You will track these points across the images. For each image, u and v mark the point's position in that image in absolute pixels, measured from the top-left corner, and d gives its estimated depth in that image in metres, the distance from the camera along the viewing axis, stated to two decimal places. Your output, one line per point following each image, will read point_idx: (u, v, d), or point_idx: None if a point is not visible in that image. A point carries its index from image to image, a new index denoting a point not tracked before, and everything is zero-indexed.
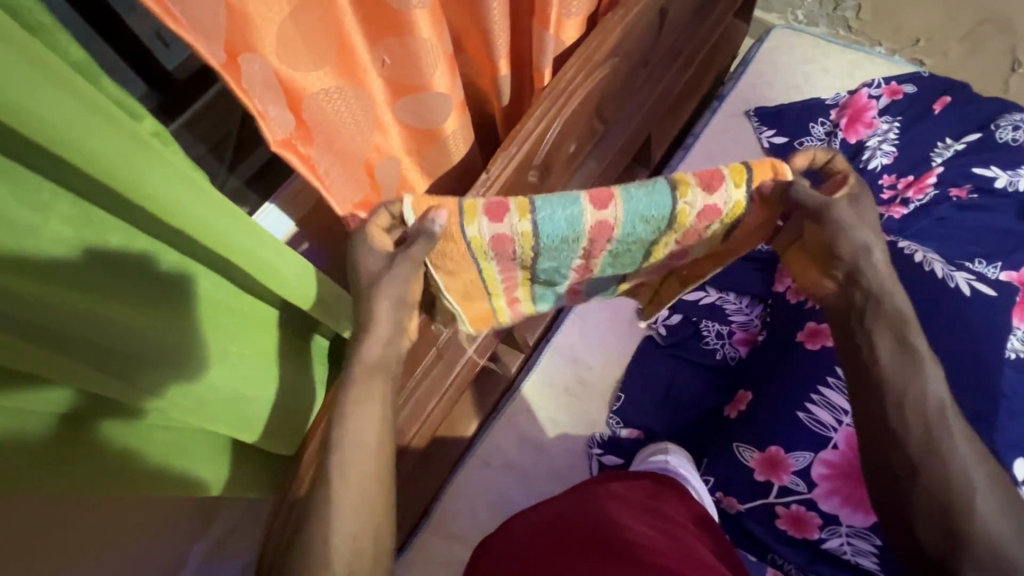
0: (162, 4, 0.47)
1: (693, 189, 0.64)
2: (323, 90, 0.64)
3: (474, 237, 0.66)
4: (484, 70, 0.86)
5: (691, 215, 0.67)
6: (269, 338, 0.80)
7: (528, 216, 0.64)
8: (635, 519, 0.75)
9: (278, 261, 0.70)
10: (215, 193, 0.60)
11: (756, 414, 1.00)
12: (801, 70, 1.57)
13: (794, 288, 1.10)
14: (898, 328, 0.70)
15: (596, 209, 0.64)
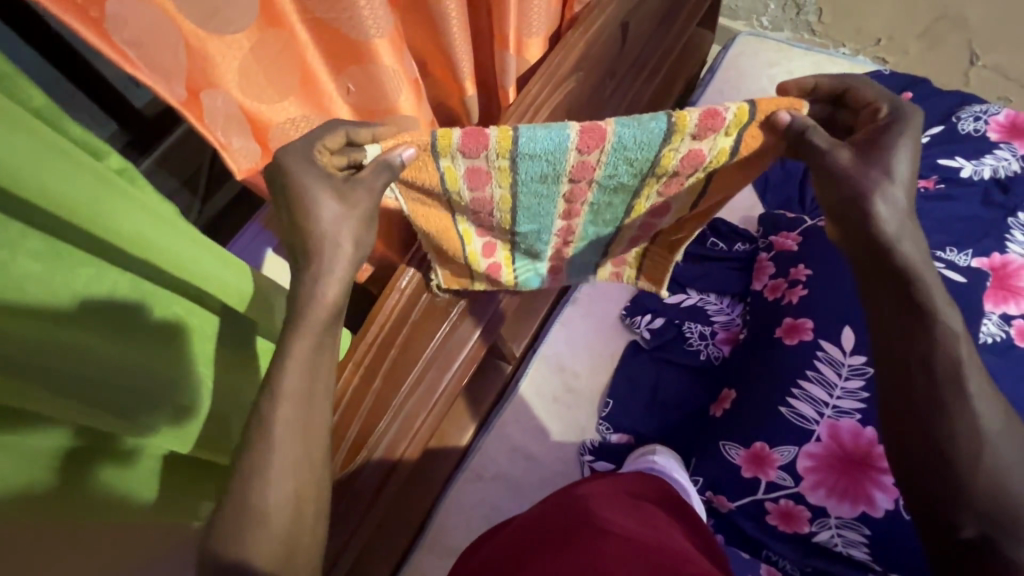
0: (116, 47, 0.51)
1: (685, 136, 0.63)
2: (289, 120, 0.67)
3: (447, 166, 0.67)
4: (451, 91, 0.89)
5: (675, 159, 0.68)
6: (250, 364, 0.81)
7: (509, 147, 0.64)
8: (619, 515, 0.76)
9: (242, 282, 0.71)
10: (179, 223, 0.61)
11: (741, 412, 1.01)
12: (767, 74, 1.61)
13: (771, 286, 1.12)
14: (908, 280, 0.64)
15: (584, 147, 0.64)
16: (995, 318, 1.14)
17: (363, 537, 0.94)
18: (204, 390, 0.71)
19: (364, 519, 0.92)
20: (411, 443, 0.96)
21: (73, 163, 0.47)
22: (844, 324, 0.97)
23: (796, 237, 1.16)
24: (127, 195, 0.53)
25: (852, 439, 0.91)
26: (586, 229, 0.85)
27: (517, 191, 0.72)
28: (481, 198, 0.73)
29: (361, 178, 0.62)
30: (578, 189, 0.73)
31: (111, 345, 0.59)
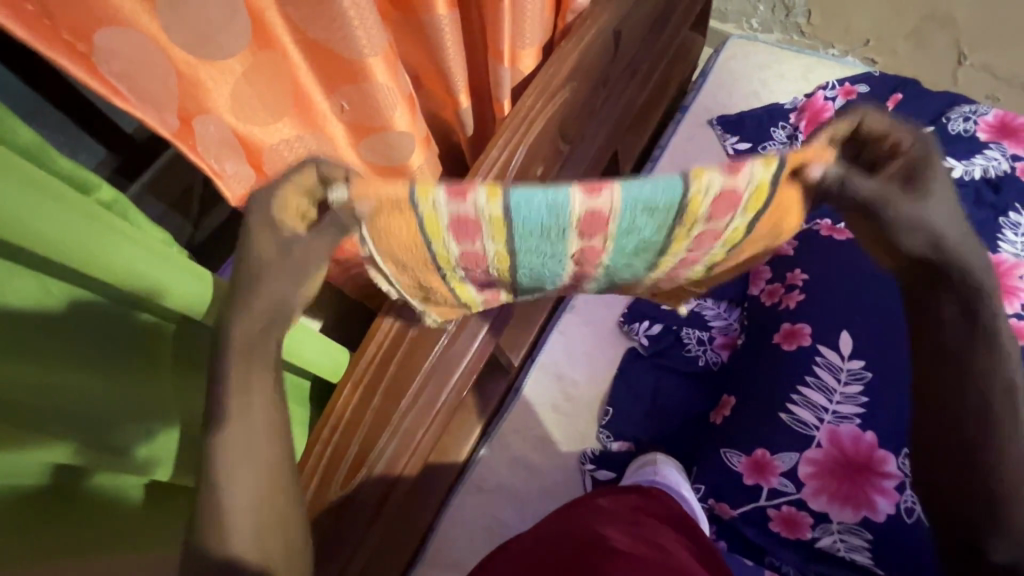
0: (108, 85, 0.51)
1: (709, 172, 0.55)
2: (283, 141, 0.67)
3: (430, 217, 0.59)
4: (446, 104, 0.88)
5: (705, 205, 0.58)
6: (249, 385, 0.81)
7: (499, 198, 0.57)
8: (617, 528, 0.77)
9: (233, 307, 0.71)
10: (168, 252, 0.61)
11: (740, 419, 1.02)
12: (758, 77, 1.62)
13: (768, 291, 1.12)
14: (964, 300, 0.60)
15: (588, 197, 0.58)
16: None
17: (363, 557, 0.93)
18: (186, 409, 0.73)
19: (363, 538, 0.91)
20: (410, 460, 0.94)
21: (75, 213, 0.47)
22: (843, 329, 0.97)
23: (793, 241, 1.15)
24: (125, 234, 0.53)
25: (853, 445, 0.91)
26: (607, 277, 0.77)
27: (514, 245, 0.65)
28: (473, 253, 0.67)
29: (317, 225, 0.56)
30: (587, 242, 0.65)
31: (94, 377, 0.61)
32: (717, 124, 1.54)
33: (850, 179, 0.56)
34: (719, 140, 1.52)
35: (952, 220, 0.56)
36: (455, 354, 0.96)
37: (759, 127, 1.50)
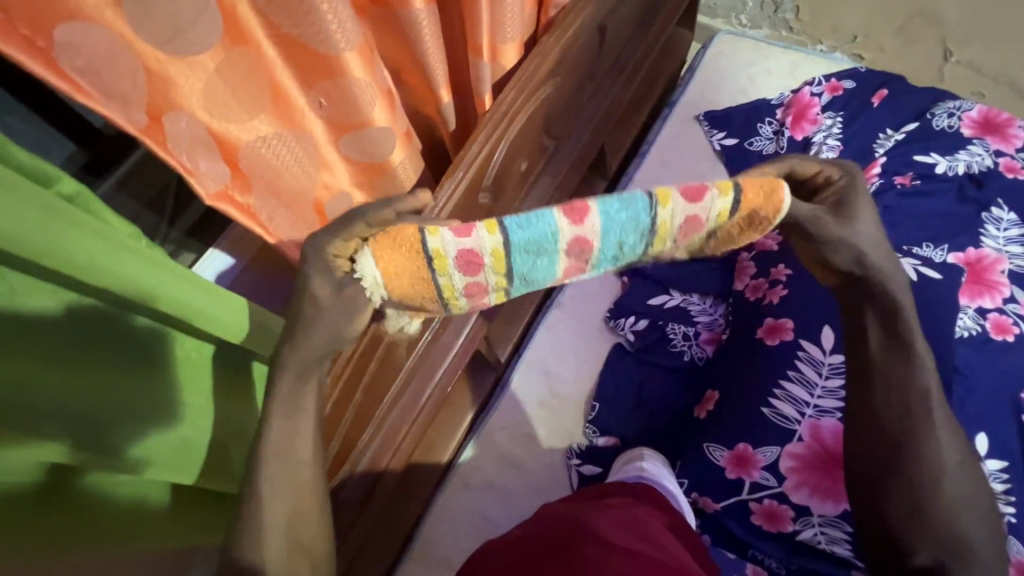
0: (67, 80, 0.51)
1: (671, 199, 0.60)
2: (260, 138, 0.66)
3: (445, 284, 0.65)
4: (427, 99, 0.88)
5: (674, 227, 0.61)
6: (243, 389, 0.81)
7: (497, 230, 0.61)
8: (599, 517, 0.79)
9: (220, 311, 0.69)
10: (139, 250, 0.59)
11: (724, 413, 1.02)
12: (745, 74, 1.62)
13: (753, 286, 1.14)
14: (886, 317, 0.74)
15: (573, 222, 0.60)
16: (970, 313, 1.16)
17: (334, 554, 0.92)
18: (189, 415, 0.72)
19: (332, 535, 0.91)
20: (386, 458, 0.95)
21: (58, 215, 0.49)
22: (824, 324, 0.98)
23: None
24: (103, 233, 0.54)
25: (834, 439, 0.92)
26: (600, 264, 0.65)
27: (512, 271, 0.65)
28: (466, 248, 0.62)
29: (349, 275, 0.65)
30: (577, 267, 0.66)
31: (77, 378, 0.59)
32: (704, 120, 1.54)
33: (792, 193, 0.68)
34: (706, 136, 1.53)
35: (879, 239, 0.70)
36: (437, 355, 0.98)
37: (746, 122, 1.50)
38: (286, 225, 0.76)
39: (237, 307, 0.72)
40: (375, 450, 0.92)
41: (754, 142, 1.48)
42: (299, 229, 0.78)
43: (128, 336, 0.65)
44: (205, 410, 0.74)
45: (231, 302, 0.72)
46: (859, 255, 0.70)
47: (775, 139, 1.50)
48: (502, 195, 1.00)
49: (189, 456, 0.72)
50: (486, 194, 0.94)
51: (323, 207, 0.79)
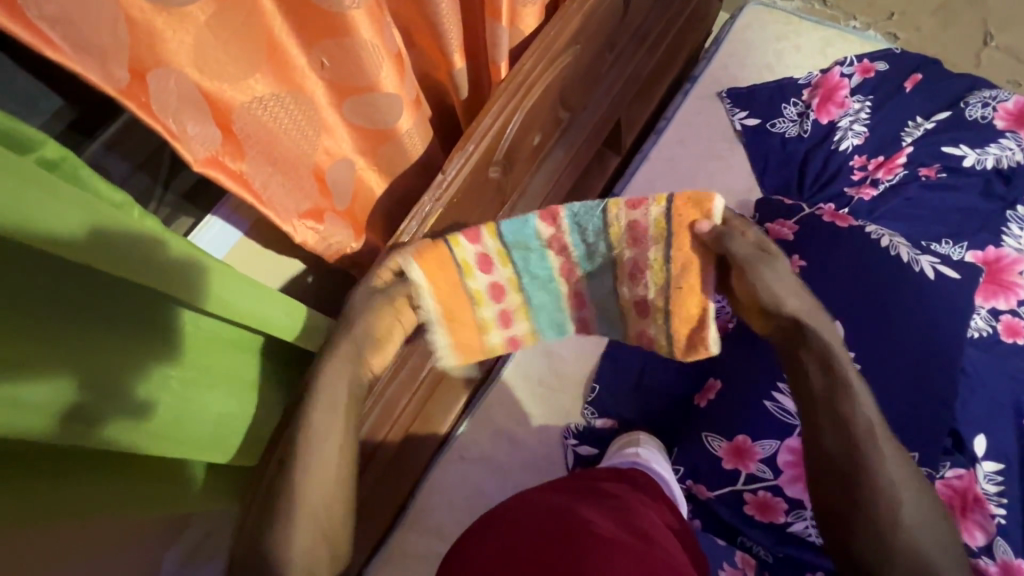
0: (38, 34, 0.47)
1: (619, 204, 0.79)
2: (255, 99, 0.62)
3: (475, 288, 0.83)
4: (439, 63, 0.83)
5: (622, 208, 0.79)
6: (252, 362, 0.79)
7: (508, 261, 0.84)
8: (591, 509, 0.78)
9: (223, 289, 0.66)
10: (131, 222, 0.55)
11: (725, 403, 1.01)
12: (773, 49, 1.54)
13: None
14: (825, 359, 0.74)
15: (547, 222, 0.81)
16: (983, 313, 1.14)
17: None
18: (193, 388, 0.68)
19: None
20: (383, 428, 0.96)
21: (35, 181, 0.45)
22: (834, 319, 1.00)
23: (792, 225, 1.18)
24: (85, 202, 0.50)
25: None
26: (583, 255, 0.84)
27: (519, 267, 0.85)
28: (482, 253, 0.81)
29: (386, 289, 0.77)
30: (556, 235, 0.82)
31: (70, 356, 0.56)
32: (727, 97, 1.46)
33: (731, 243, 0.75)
34: (727, 114, 1.46)
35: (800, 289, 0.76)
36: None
37: (769, 102, 1.43)
38: (282, 194, 0.71)
39: (243, 284, 0.69)
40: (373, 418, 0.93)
41: (777, 124, 1.42)
42: (296, 198, 0.73)
43: (122, 310, 0.61)
44: (213, 385, 0.72)
45: (239, 280, 0.69)
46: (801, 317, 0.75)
47: (799, 121, 1.43)
48: (512, 169, 0.95)
49: (194, 434, 0.70)
50: (495, 168, 0.89)
51: (322, 174, 0.75)
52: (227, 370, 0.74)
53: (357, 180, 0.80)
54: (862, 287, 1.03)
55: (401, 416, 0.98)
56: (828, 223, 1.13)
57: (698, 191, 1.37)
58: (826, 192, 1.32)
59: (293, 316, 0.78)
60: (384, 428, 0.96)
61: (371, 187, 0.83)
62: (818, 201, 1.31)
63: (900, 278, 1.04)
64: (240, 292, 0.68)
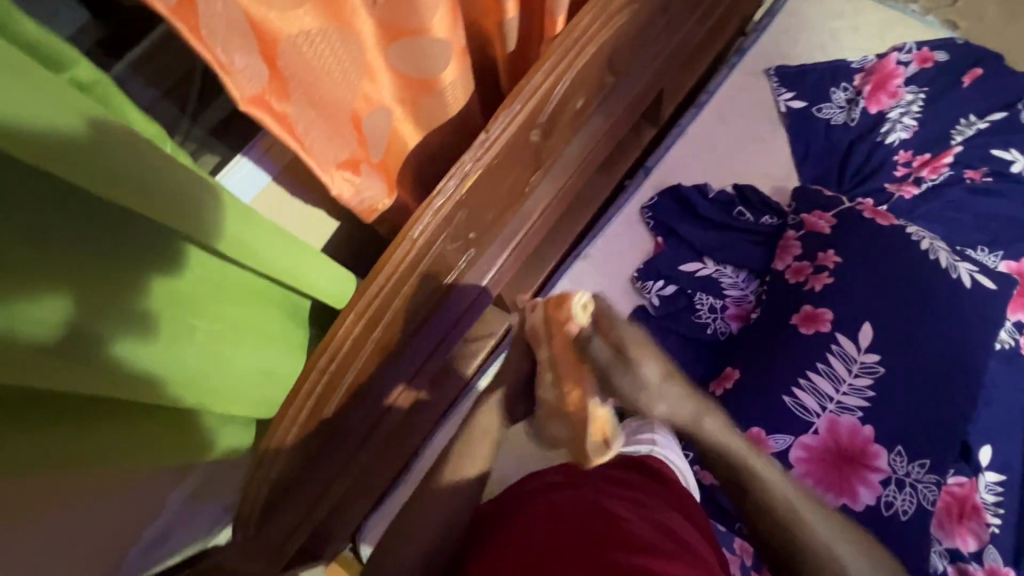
0: None
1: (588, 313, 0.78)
2: (303, 33, 0.57)
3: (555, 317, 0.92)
4: (489, 10, 0.76)
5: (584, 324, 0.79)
6: (273, 316, 0.76)
7: None
8: (614, 496, 0.70)
9: (251, 237, 0.62)
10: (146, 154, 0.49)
11: (742, 394, 1.00)
12: (828, 28, 1.45)
13: (795, 268, 1.10)
14: (744, 472, 0.74)
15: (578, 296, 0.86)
16: (1010, 325, 1.11)
17: (336, 472, 0.93)
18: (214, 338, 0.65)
19: (337, 456, 0.92)
20: (396, 388, 0.95)
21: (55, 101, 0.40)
22: (864, 320, 0.98)
23: (829, 219, 1.14)
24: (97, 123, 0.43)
25: (849, 435, 0.93)
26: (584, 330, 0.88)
27: None
28: None
29: (422, 234, 0.75)
30: None
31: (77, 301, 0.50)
32: (775, 75, 1.39)
33: (604, 365, 0.76)
34: (773, 93, 1.38)
35: (684, 399, 0.77)
36: (459, 294, 0.97)
37: (818, 85, 1.36)
38: (324, 142, 0.66)
39: (275, 236, 0.66)
40: (388, 377, 0.92)
41: (823, 109, 1.35)
42: (336, 145, 0.68)
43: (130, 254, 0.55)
44: (233, 338, 0.69)
45: (269, 230, 0.65)
46: (695, 416, 0.76)
47: (847, 108, 1.36)
48: (552, 134, 0.90)
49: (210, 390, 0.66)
50: (538, 131, 0.84)
51: (360, 123, 0.70)
52: (248, 322, 0.71)
53: (393, 131, 0.76)
54: (897, 289, 0.99)
55: (415, 378, 0.97)
56: (868, 219, 1.09)
57: (732, 172, 1.32)
58: (866, 187, 1.27)
59: (318, 270, 0.74)
60: (398, 389, 0.95)
61: (405, 139, 0.79)
62: (857, 195, 1.26)
63: (938, 283, 1.01)
64: (267, 242, 0.64)
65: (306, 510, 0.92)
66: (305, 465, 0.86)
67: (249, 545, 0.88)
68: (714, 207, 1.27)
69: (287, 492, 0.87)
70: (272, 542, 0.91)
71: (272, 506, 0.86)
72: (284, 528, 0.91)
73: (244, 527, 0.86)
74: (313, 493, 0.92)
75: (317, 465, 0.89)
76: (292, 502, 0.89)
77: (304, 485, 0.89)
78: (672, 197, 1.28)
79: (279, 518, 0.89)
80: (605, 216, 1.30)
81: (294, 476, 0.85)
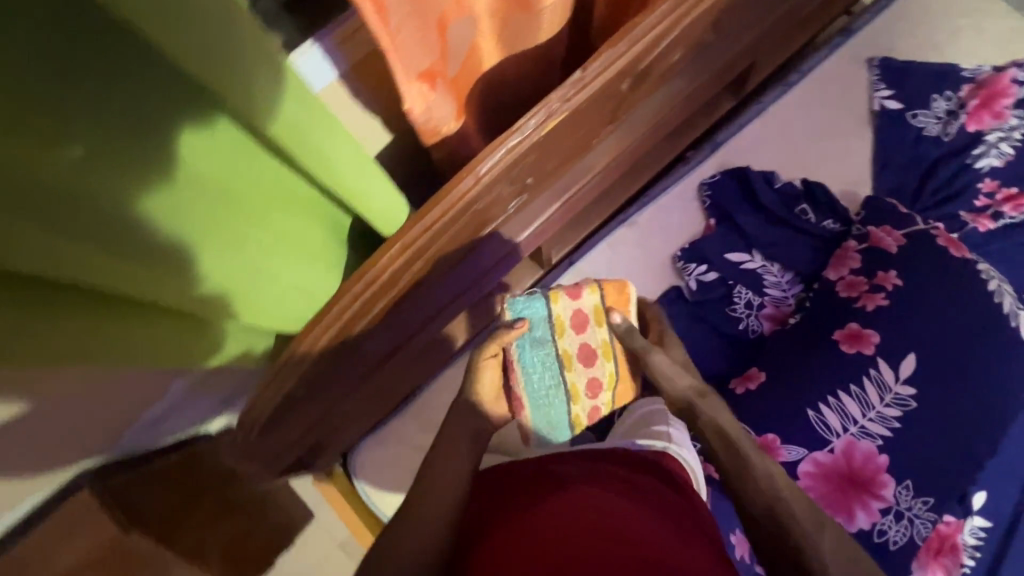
0: None
1: (560, 298, 0.93)
2: None
3: (558, 313, 0.94)
4: None
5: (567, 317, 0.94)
6: (315, 230, 0.71)
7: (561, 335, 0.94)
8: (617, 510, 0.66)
9: (324, 143, 0.56)
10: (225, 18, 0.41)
11: (764, 398, 0.97)
12: (948, 25, 1.30)
13: (848, 282, 1.04)
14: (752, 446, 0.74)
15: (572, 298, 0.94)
16: None
17: (344, 394, 0.92)
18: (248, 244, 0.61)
19: (348, 380, 0.89)
20: (417, 322, 0.91)
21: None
22: (909, 351, 0.94)
23: (898, 237, 1.06)
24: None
25: (862, 461, 0.91)
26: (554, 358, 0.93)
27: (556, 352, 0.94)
28: (579, 309, 0.94)
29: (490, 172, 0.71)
30: (584, 345, 0.94)
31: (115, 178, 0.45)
32: (877, 68, 1.26)
33: (632, 336, 0.89)
34: (869, 87, 1.26)
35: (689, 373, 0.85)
36: (499, 241, 0.91)
37: (920, 89, 1.24)
38: (411, 44, 0.58)
39: (348, 148, 0.60)
40: (413, 313, 0.88)
41: (918, 116, 1.24)
42: (421, 51, 0.60)
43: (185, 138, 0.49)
44: (274, 247, 0.64)
45: (345, 142, 0.59)
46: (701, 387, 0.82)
47: (944, 120, 1.24)
48: (639, 87, 0.81)
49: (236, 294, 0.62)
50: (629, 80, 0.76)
51: (447, 29, 0.61)
52: (291, 232, 0.66)
53: (474, 46, 0.67)
54: (953, 327, 0.94)
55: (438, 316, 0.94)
56: (941, 246, 1.02)
57: (805, 166, 1.22)
58: (941, 210, 1.18)
59: (380, 193, 0.68)
60: (419, 323, 0.92)
61: (483, 58, 0.71)
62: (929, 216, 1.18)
63: (996, 329, 0.95)
64: (341, 151, 0.58)
65: (309, 423, 0.92)
66: (315, 382, 0.83)
67: (247, 446, 0.88)
68: (775, 199, 1.18)
69: (294, 404, 0.85)
70: (270, 449, 0.90)
71: (278, 415, 0.85)
72: (285, 437, 0.90)
73: (247, 430, 0.85)
74: (318, 410, 0.91)
75: (326, 385, 0.86)
76: (298, 415, 0.88)
77: (313, 400, 0.87)
78: (735, 180, 1.19)
79: (281, 428, 0.88)
80: (658, 186, 1.22)
81: (303, 390, 0.83)
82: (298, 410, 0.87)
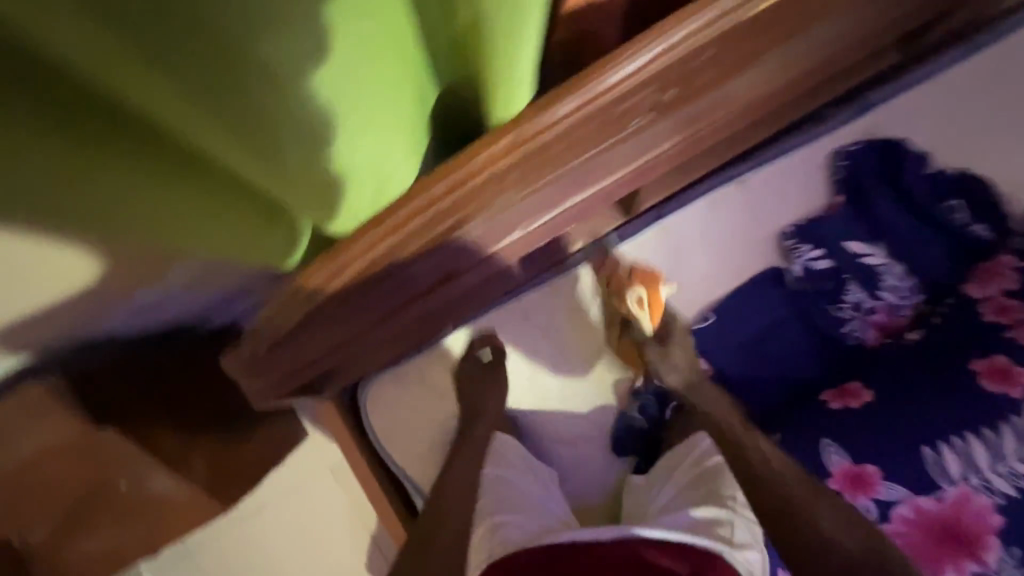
0: None
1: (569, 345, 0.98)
2: None
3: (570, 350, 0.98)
4: None
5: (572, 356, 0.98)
6: (409, 99, 0.52)
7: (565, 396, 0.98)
8: None
9: None
10: None
11: (866, 424, 0.81)
12: None
13: (995, 304, 0.86)
14: None
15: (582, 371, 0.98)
16: None
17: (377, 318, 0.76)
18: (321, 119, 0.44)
19: (386, 304, 0.72)
20: (482, 250, 0.73)
21: None
22: None
23: None
24: None
25: (976, 520, 0.74)
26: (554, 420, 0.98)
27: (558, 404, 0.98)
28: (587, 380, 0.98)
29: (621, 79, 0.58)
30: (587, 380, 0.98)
31: None
32: None
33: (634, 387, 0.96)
34: None
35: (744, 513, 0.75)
36: (605, 166, 0.71)
37: None
38: None
39: None
40: (482, 236, 0.69)
41: None
42: None
43: None
44: (358, 102, 0.45)
45: None
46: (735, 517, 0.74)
47: None
48: None
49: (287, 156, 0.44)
50: None
51: None
52: (382, 85, 0.47)
53: None
54: None
55: (507, 244, 0.76)
56: None
57: (964, 155, 1.00)
58: None
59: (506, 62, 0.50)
60: (486, 251, 0.73)
61: None
62: None
63: None
64: None
65: (333, 342, 0.76)
66: (348, 295, 0.66)
67: (256, 354, 0.73)
68: (919, 186, 0.98)
69: (321, 318, 0.69)
70: (282, 364, 0.75)
71: (299, 324, 0.69)
72: (301, 352, 0.75)
73: (263, 335, 0.71)
74: (347, 332, 0.75)
75: (360, 302, 0.69)
76: (321, 333, 0.72)
77: (342, 318, 0.71)
78: (879, 155, 0.98)
79: (299, 342, 0.73)
80: (788, 140, 0.98)
81: (333, 303, 0.67)
82: (323, 326, 0.71)
